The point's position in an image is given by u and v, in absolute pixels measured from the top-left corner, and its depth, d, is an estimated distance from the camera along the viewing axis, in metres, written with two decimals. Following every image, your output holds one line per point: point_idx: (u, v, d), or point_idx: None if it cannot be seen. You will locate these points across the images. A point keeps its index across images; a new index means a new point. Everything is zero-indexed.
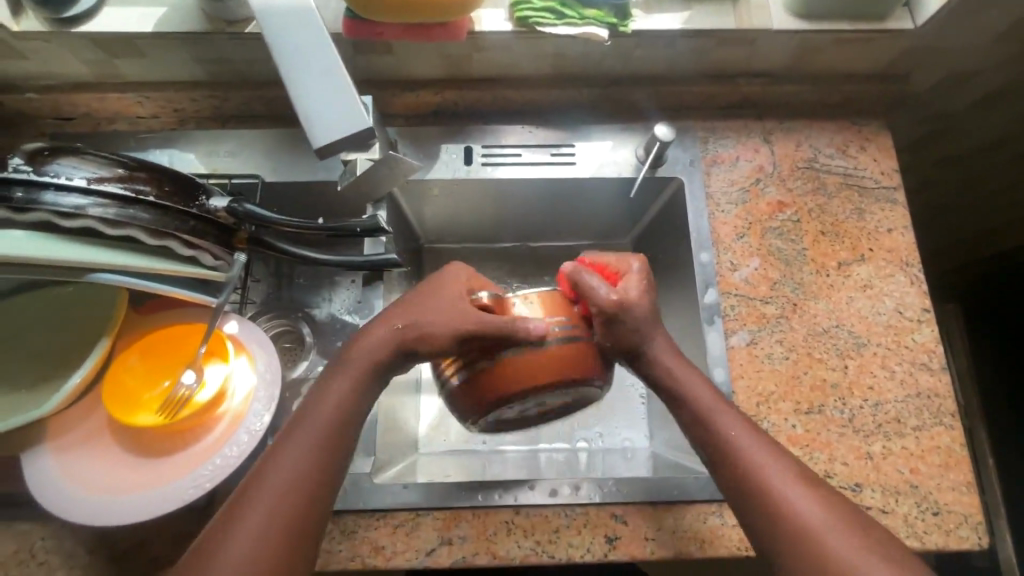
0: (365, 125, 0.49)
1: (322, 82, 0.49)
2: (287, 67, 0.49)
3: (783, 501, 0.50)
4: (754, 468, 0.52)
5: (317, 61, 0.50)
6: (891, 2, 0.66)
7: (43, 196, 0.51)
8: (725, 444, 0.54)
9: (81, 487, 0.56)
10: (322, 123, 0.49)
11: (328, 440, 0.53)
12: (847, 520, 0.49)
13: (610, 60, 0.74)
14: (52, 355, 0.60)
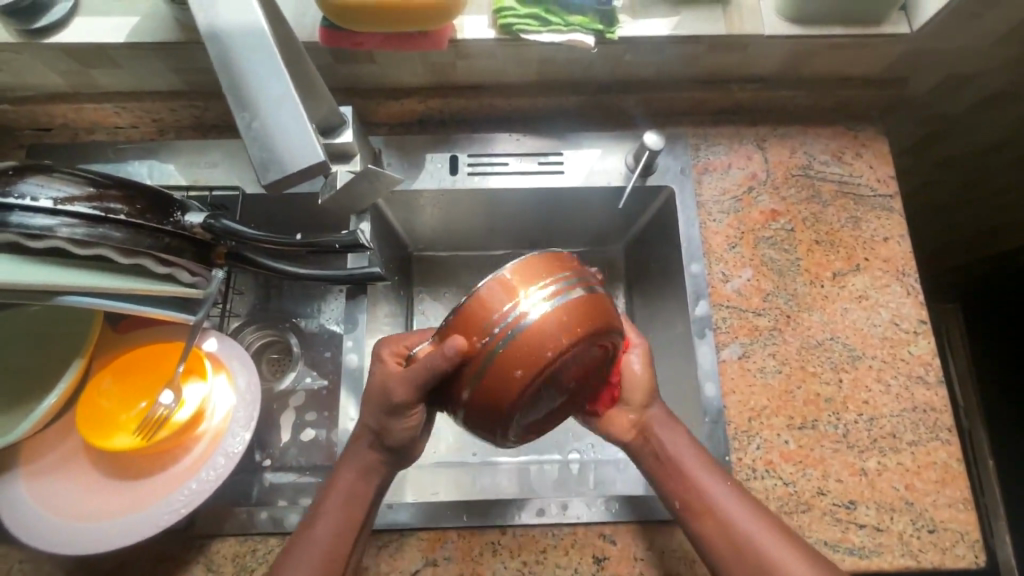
0: (318, 159, 0.47)
1: (272, 114, 0.47)
2: (235, 98, 0.47)
3: (723, 506, 0.57)
4: (698, 476, 0.59)
5: (266, 91, 0.47)
6: (886, 6, 0.64)
7: (8, 217, 0.50)
8: (673, 450, 0.60)
9: (56, 513, 0.55)
10: (271, 158, 0.47)
11: (343, 536, 0.56)
12: (779, 527, 0.56)
13: (597, 68, 0.72)
14: (25, 377, 0.59)
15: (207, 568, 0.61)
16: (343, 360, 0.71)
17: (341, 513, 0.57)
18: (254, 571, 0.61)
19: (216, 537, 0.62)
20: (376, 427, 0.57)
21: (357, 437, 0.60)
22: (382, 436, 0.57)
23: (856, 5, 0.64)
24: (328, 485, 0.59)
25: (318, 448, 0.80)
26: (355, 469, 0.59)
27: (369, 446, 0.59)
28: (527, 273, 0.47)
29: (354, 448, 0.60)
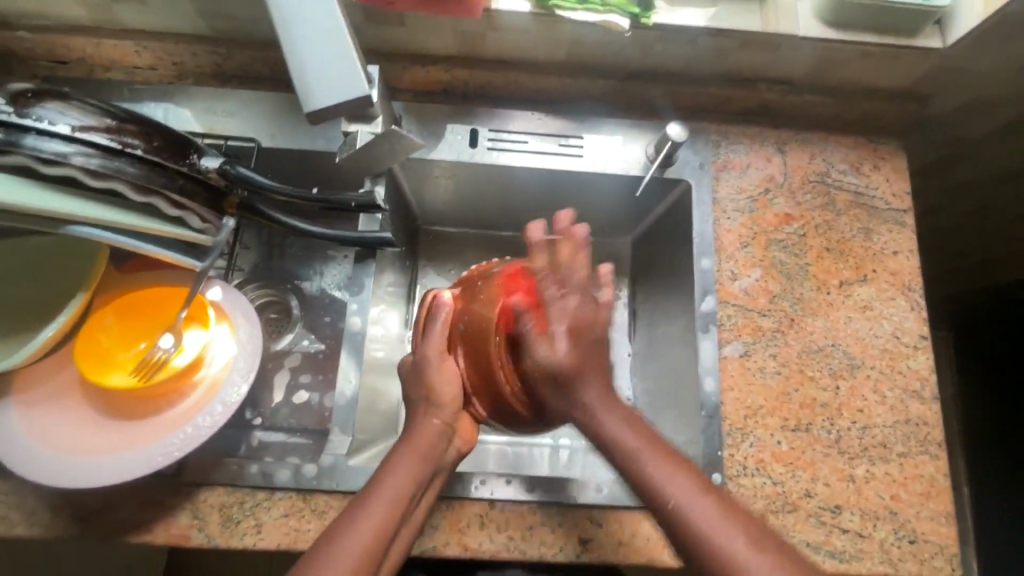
0: (359, 92, 0.48)
1: (319, 49, 0.48)
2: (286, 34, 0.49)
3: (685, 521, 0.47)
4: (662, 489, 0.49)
5: (314, 28, 0.49)
6: (922, 18, 0.64)
7: (22, 139, 0.48)
8: (646, 479, 0.49)
9: (44, 445, 0.54)
10: (317, 89, 0.48)
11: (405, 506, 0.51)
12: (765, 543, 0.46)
13: (626, 53, 0.71)
14: (26, 305, 0.58)
15: (193, 515, 0.61)
16: (347, 322, 0.70)
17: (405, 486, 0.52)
18: (239, 523, 0.62)
19: (204, 486, 0.62)
20: (423, 394, 0.57)
21: (424, 407, 0.57)
22: (431, 400, 0.57)
23: (894, 13, 0.63)
24: (380, 470, 0.53)
25: (310, 410, 0.80)
26: (419, 454, 0.54)
27: (424, 415, 0.57)
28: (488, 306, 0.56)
29: (416, 427, 0.56)
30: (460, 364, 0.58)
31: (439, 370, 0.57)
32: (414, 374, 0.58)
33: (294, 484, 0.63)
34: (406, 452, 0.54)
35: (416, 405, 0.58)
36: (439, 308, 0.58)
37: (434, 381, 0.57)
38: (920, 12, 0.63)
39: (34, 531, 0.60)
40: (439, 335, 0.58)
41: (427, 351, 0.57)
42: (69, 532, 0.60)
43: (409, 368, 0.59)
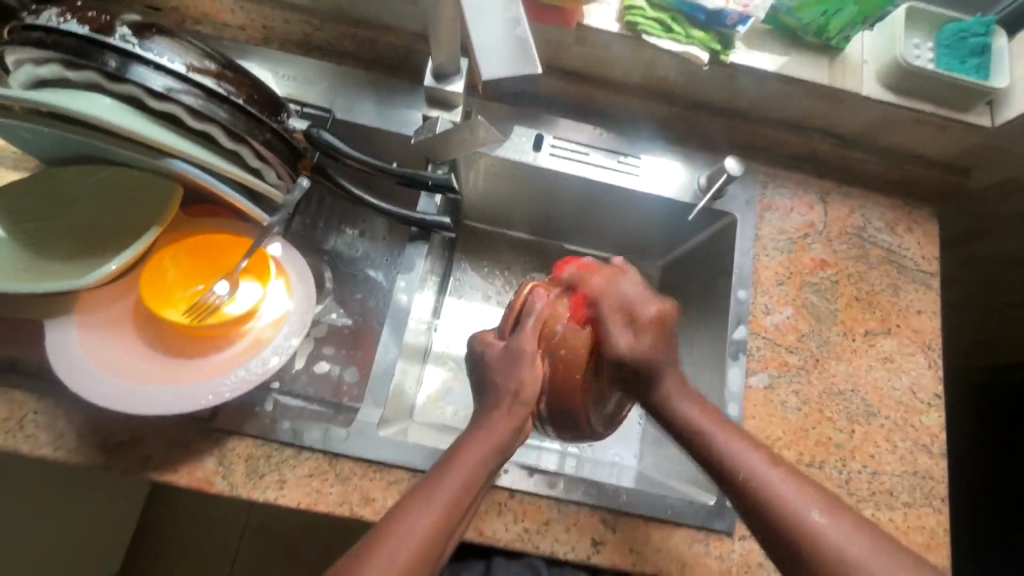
0: (534, 71, 0.42)
1: (501, 22, 0.43)
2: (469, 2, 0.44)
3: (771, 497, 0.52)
4: (744, 478, 0.54)
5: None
6: (976, 96, 0.69)
7: (139, 70, 0.51)
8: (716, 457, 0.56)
9: (99, 365, 0.55)
10: (495, 60, 0.43)
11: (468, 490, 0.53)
12: (891, 549, 0.48)
13: (694, 86, 0.75)
14: (103, 232, 0.61)
15: (219, 462, 0.62)
16: (394, 298, 0.72)
17: (468, 470, 0.53)
18: (263, 476, 0.62)
19: (234, 435, 0.63)
20: (516, 385, 0.55)
21: (504, 399, 0.56)
22: (518, 397, 0.55)
23: (954, 88, 0.68)
24: (447, 456, 0.54)
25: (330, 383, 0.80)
26: (485, 444, 0.54)
27: (505, 412, 0.55)
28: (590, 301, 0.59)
29: (495, 416, 0.56)
30: (545, 368, 0.56)
31: (524, 368, 0.55)
32: (497, 363, 0.56)
33: (321, 446, 0.63)
34: (481, 435, 0.55)
35: (490, 399, 0.56)
36: (536, 302, 0.56)
37: (525, 376, 0.55)
38: (975, 89, 0.68)
39: (59, 454, 0.60)
40: (535, 330, 0.55)
41: (515, 344, 0.55)
42: (94, 460, 0.60)
43: (499, 355, 0.56)
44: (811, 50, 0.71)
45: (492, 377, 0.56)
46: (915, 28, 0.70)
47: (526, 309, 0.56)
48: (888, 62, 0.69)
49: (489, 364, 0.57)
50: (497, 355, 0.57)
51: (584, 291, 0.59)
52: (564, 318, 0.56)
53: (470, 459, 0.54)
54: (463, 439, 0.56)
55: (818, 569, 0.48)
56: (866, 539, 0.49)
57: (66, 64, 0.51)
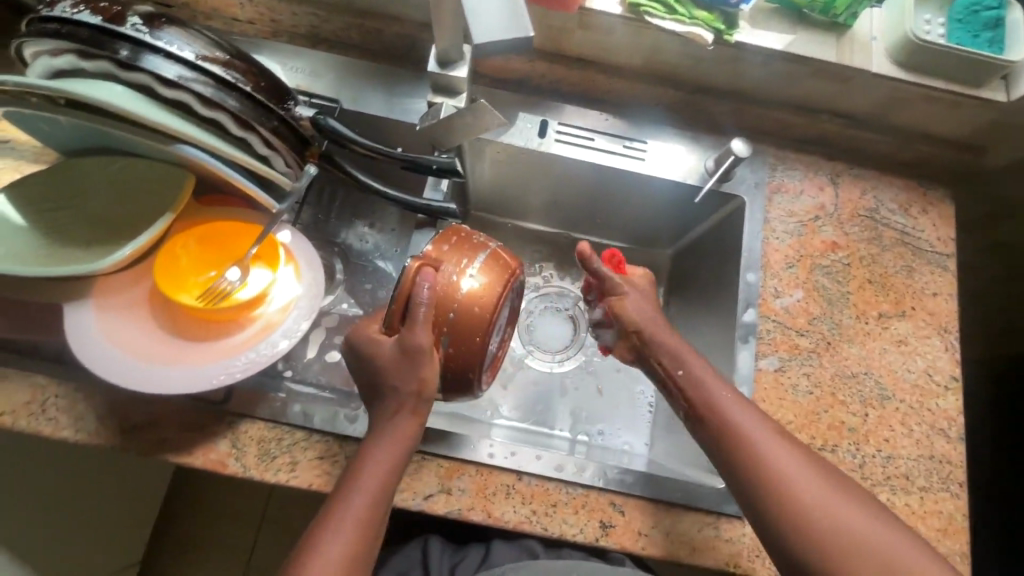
0: (524, 39, 0.48)
1: None
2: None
3: (722, 410, 0.60)
4: (700, 397, 0.62)
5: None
6: (989, 71, 0.67)
7: (152, 58, 0.52)
8: (692, 377, 0.63)
9: (117, 348, 0.57)
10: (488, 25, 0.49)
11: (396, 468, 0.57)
12: (806, 456, 0.58)
13: (699, 69, 0.75)
14: (121, 220, 0.62)
15: (232, 444, 0.63)
16: None
17: (392, 453, 0.57)
18: (275, 458, 0.63)
19: (247, 418, 0.64)
20: (416, 387, 0.57)
21: (395, 406, 0.58)
22: (421, 394, 0.58)
23: (966, 62, 0.66)
24: (368, 439, 0.58)
25: (340, 370, 0.80)
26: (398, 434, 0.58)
27: (411, 410, 0.58)
28: (486, 270, 0.59)
29: (394, 420, 0.58)
30: (440, 352, 0.58)
31: (423, 362, 0.56)
32: (392, 364, 0.57)
33: (330, 429, 0.64)
34: (385, 438, 0.58)
35: (389, 401, 0.58)
36: (422, 291, 0.54)
37: (425, 373, 0.57)
38: (988, 64, 0.66)
39: (79, 436, 0.62)
40: (427, 321, 0.55)
41: (406, 342, 0.55)
42: (112, 442, 0.62)
43: (394, 356, 0.56)
44: (818, 28, 0.70)
45: (388, 379, 0.57)
46: (926, 3, 0.68)
47: (416, 299, 0.54)
48: (898, 38, 0.68)
49: (383, 364, 0.57)
50: (391, 354, 0.56)
51: (473, 263, 0.59)
52: (456, 300, 0.57)
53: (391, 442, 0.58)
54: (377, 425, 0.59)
55: (746, 470, 0.57)
56: (792, 452, 0.57)
57: (82, 55, 0.52)
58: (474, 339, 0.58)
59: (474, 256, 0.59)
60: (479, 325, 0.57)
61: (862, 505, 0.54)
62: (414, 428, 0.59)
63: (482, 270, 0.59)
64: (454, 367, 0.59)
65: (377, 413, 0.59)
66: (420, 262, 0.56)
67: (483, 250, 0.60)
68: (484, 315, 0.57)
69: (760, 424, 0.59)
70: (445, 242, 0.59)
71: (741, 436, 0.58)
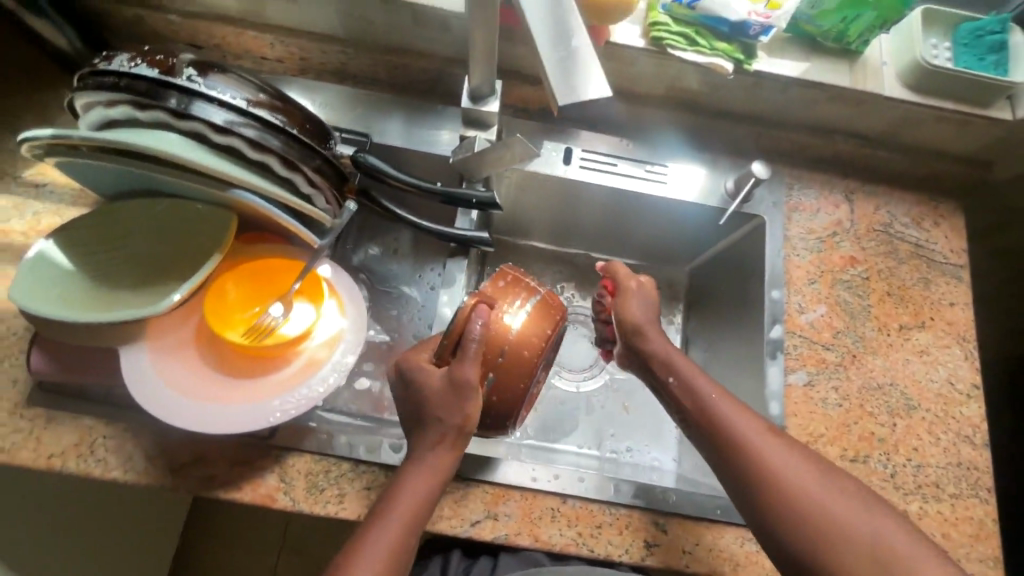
0: (606, 94, 0.42)
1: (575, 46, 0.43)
2: (550, 22, 0.44)
3: (710, 407, 0.61)
4: (690, 396, 0.63)
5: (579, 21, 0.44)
6: (996, 92, 0.70)
7: (204, 107, 0.54)
8: (682, 379, 0.64)
9: (172, 388, 0.58)
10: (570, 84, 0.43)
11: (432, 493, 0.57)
12: (795, 448, 0.58)
13: (717, 95, 0.78)
14: (169, 263, 0.64)
15: (280, 478, 0.64)
16: (438, 312, 0.74)
17: (430, 478, 0.57)
18: (323, 491, 0.64)
19: (294, 452, 0.65)
20: (460, 420, 0.57)
21: (436, 436, 0.58)
22: (463, 430, 0.58)
23: (974, 85, 0.70)
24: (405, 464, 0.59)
25: (368, 397, 0.82)
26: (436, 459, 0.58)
27: (450, 441, 0.58)
28: (536, 315, 0.62)
29: (432, 450, 0.58)
30: (485, 386, 0.59)
31: (469, 395, 0.57)
32: (439, 394, 0.57)
33: (377, 460, 0.65)
34: (423, 465, 0.58)
35: (431, 431, 0.58)
36: (477, 327, 0.56)
37: (469, 409, 0.57)
38: (996, 86, 0.69)
39: (129, 476, 0.62)
40: (477, 357, 0.57)
41: (457, 373, 0.57)
42: (162, 481, 0.63)
43: (442, 387, 0.57)
44: (831, 55, 0.73)
45: (434, 410, 0.58)
46: (933, 30, 0.72)
47: (470, 335, 0.56)
48: (908, 63, 0.71)
49: (431, 394, 0.58)
50: (440, 383, 0.57)
51: (522, 306, 0.62)
52: (507, 339, 0.59)
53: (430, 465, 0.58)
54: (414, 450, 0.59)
55: (737, 462, 0.58)
56: (779, 444, 0.58)
57: (135, 104, 0.54)
58: (519, 376, 0.60)
59: (524, 300, 0.62)
60: (525, 364, 0.60)
61: (848, 491, 0.54)
62: (450, 463, 0.58)
63: (530, 312, 0.61)
64: (495, 404, 0.60)
65: (416, 442, 0.59)
66: (477, 299, 0.58)
67: (533, 294, 0.63)
68: (529, 355, 0.60)
69: (749, 420, 0.60)
70: (499, 284, 0.62)
71: (729, 431, 0.59)
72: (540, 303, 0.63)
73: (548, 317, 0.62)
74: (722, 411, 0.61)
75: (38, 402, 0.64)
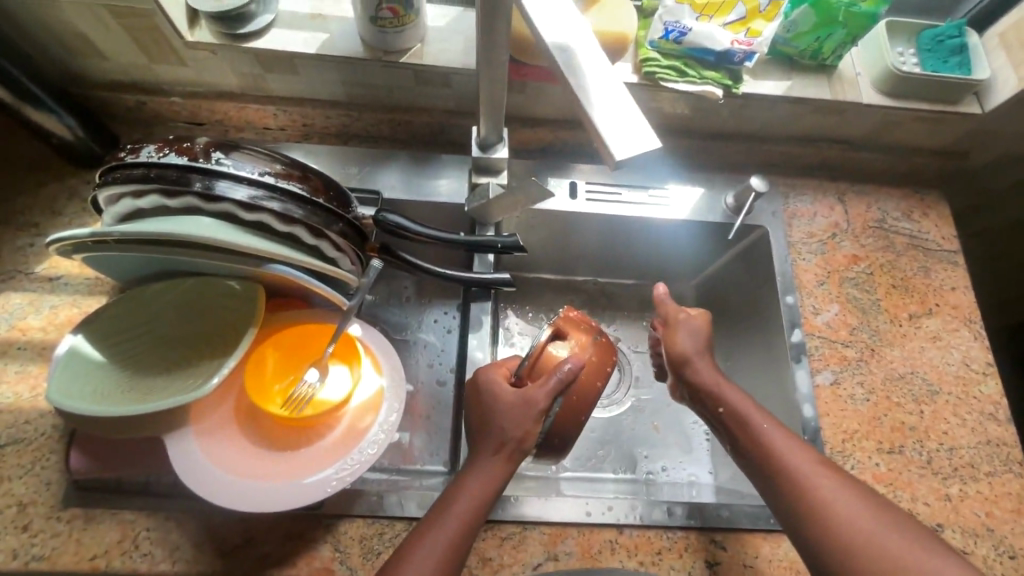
0: (652, 147, 0.37)
1: (611, 98, 0.40)
2: (576, 79, 0.40)
3: (753, 433, 0.62)
4: (737, 420, 0.64)
5: (612, 77, 0.41)
6: (964, 89, 0.76)
7: (232, 187, 0.55)
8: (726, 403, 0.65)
9: (223, 470, 0.57)
10: (624, 138, 0.39)
11: (484, 505, 0.58)
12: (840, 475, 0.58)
13: (709, 118, 0.82)
14: (200, 345, 0.63)
15: (334, 547, 0.62)
16: (470, 357, 0.75)
17: (482, 488, 0.58)
18: (380, 554, 0.62)
19: (345, 518, 0.64)
20: (521, 434, 0.59)
21: (495, 445, 0.60)
22: (520, 445, 0.59)
23: (943, 86, 0.75)
24: (460, 474, 0.60)
25: (398, 449, 0.78)
26: (488, 472, 0.59)
27: (501, 453, 0.59)
28: (601, 359, 0.64)
29: (486, 459, 0.60)
30: (551, 414, 0.61)
31: (536, 417, 0.60)
32: (510, 409, 0.60)
33: None
34: (476, 475, 0.59)
35: (491, 440, 0.60)
36: (565, 366, 0.60)
37: (530, 428, 0.60)
38: (964, 84, 0.75)
39: (177, 568, 0.60)
40: (556, 389, 0.60)
41: (534, 394, 0.60)
42: (212, 567, 0.60)
43: (514, 402, 0.60)
44: (808, 71, 0.78)
45: (499, 421, 0.60)
46: (897, 39, 0.77)
47: (560, 369, 0.60)
48: (881, 72, 0.76)
49: (501, 405, 0.60)
50: (515, 397, 0.60)
51: (590, 348, 0.64)
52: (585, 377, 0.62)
53: (482, 478, 0.59)
54: (471, 460, 0.61)
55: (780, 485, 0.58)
56: (823, 473, 0.58)
57: (165, 193, 0.55)
58: (580, 411, 0.62)
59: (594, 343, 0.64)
60: (587, 403, 0.62)
61: (877, 516, 0.54)
62: (503, 477, 0.59)
63: (602, 357, 0.64)
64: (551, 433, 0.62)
65: (476, 452, 0.60)
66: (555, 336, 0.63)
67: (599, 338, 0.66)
68: (590, 395, 0.62)
69: (794, 445, 0.60)
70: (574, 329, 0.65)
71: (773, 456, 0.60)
72: (603, 346, 0.65)
73: (609, 360, 0.65)
74: (767, 437, 0.61)
75: (74, 501, 0.61)
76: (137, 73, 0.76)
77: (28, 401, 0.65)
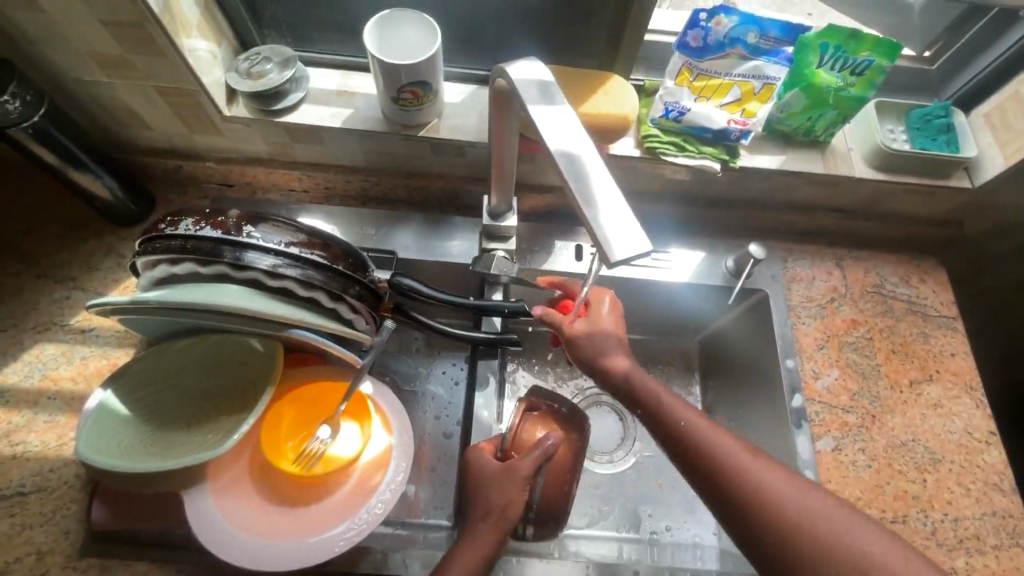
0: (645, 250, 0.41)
1: (608, 202, 0.44)
2: (576, 185, 0.44)
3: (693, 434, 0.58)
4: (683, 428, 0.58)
5: (610, 182, 0.45)
6: (953, 165, 0.79)
7: (259, 258, 0.59)
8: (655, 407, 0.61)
9: (236, 526, 0.60)
10: (621, 239, 0.42)
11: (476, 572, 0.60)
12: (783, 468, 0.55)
13: (709, 187, 0.86)
14: (218, 402, 0.67)
15: None
16: (476, 415, 0.78)
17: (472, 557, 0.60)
18: None
19: None
20: (505, 502, 0.61)
21: (482, 512, 0.62)
22: (506, 512, 0.61)
23: (932, 163, 0.79)
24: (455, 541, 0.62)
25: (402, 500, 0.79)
26: (480, 541, 0.61)
27: (492, 522, 0.61)
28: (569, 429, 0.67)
29: (477, 527, 0.62)
30: (535, 485, 0.64)
31: (520, 486, 0.62)
32: (494, 478, 0.63)
33: None
34: (467, 543, 0.61)
35: (478, 509, 0.62)
36: (546, 442, 0.63)
37: (513, 496, 0.62)
38: (953, 161, 0.78)
39: None
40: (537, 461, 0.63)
41: (515, 465, 0.63)
42: None
43: (497, 471, 0.63)
44: (803, 146, 0.82)
45: (486, 491, 0.63)
46: (887, 118, 0.82)
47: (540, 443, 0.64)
48: (871, 148, 0.80)
49: (486, 477, 0.63)
50: (495, 467, 0.63)
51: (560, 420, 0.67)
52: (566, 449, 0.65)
53: (474, 546, 0.61)
54: (464, 528, 0.62)
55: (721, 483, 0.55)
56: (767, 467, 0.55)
57: (199, 262, 0.59)
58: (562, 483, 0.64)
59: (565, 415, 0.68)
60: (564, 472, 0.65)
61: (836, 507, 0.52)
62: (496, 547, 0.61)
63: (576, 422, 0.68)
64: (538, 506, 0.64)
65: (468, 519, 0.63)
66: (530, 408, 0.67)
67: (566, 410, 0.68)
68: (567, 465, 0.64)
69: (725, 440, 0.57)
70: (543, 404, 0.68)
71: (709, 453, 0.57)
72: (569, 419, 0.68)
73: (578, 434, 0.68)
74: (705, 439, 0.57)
75: (91, 552, 0.63)
76: (176, 142, 0.82)
77: (55, 450, 0.69)
